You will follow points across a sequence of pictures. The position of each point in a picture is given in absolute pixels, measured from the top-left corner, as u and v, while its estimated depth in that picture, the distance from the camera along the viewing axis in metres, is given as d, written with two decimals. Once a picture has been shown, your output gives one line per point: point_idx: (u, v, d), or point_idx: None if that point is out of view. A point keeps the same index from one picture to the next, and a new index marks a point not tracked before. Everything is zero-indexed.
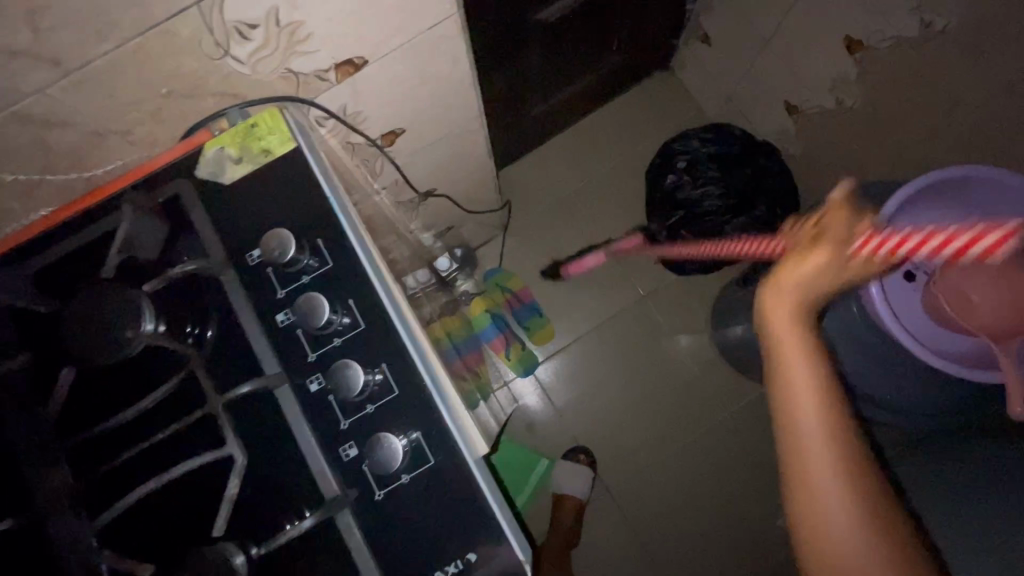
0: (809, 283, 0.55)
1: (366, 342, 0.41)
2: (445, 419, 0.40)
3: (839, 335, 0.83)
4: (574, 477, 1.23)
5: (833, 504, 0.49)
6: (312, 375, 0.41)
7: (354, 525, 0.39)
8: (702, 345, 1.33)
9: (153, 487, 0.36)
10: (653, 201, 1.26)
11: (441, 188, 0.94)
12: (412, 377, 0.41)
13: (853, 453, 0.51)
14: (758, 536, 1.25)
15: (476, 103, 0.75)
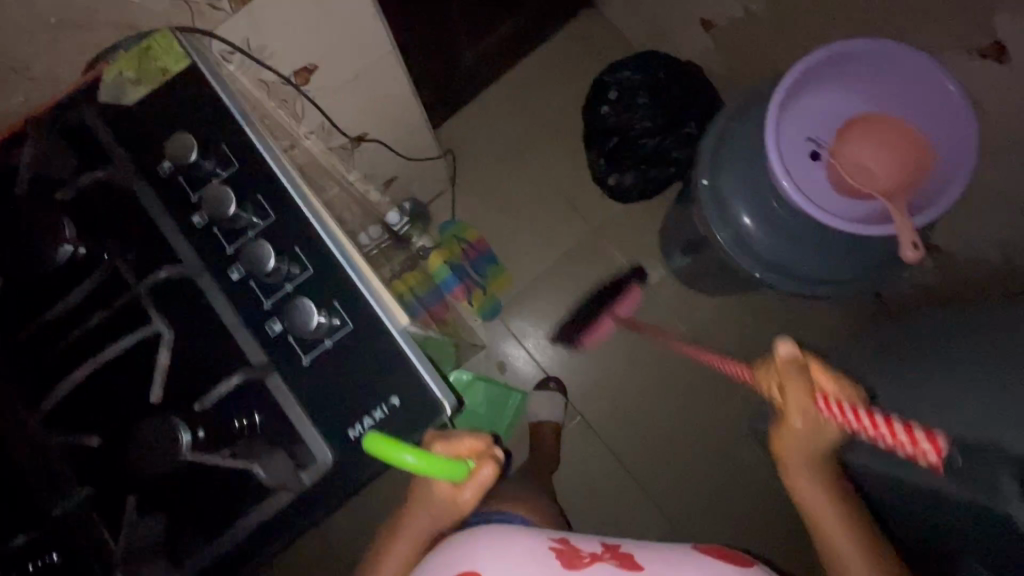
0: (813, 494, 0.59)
1: (278, 230, 0.45)
2: (359, 288, 0.44)
3: (763, 224, 0.89)
4: (546, 403, 1.30)
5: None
6: (232, 267, 0.44)
7: (286, 389, 0.43)
8: (654, 267, 1.39)
9: (89, 371, 0.40)
10: (591, 132, 1.31)
11: (373, 133, 0.96)
12: (323, 253, 0.45)
13: (889, 562, 0.54)
14: (722, 432, 1.34)
15: (387, 37, 0.77)
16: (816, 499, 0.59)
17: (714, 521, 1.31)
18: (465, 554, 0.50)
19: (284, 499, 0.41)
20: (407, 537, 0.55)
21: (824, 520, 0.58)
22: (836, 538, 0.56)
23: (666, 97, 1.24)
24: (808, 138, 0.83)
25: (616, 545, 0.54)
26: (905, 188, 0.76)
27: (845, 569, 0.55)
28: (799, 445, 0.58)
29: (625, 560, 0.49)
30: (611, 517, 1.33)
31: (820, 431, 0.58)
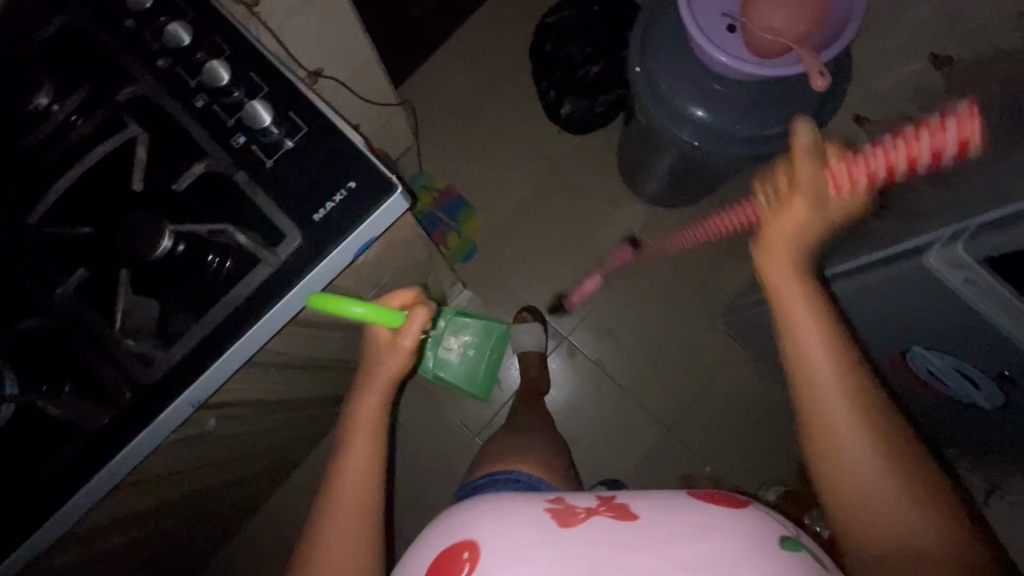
0: (786, 267, 0.54)
1: (234, 59, 0.52)
2: (311, 99, 0.51)
3: (701, 100, 0.96)
4: (523, 334, 1.34)
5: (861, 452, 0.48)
6: (196, 97, 0.51)
7: (259, 188, 0.49)
8: (616, 192, 1.47)
9: (68, 185, 0.52)
10: (540, 70, 1.39)
11: (328, 69, 1.03)
12: (276, 75, 0.51)
13: (876, 410, 0.49)
14: (701, 336, 1.39)
15: None
16: (806, 318, 0.52)
17: (708, 421, 1.35)
18: (459, 524, 0.45)
19: (265, 273, 0.49)
20: (376, 385, 0.69)
21: (806, 330, 0.52)
22: (820, 368, 0.50)
23: (603, 25, 1.32)
24: (724, 15, 0.92)
25: (612, 496, 0.49)
26: (808, 34, 0.83)
27: (817, 396, 0.50)
28: (792, 232, 0.54)
29: (620, 509, 0.44)
30: (608, 431, 1.37)
31: (824, 203, 0.53)
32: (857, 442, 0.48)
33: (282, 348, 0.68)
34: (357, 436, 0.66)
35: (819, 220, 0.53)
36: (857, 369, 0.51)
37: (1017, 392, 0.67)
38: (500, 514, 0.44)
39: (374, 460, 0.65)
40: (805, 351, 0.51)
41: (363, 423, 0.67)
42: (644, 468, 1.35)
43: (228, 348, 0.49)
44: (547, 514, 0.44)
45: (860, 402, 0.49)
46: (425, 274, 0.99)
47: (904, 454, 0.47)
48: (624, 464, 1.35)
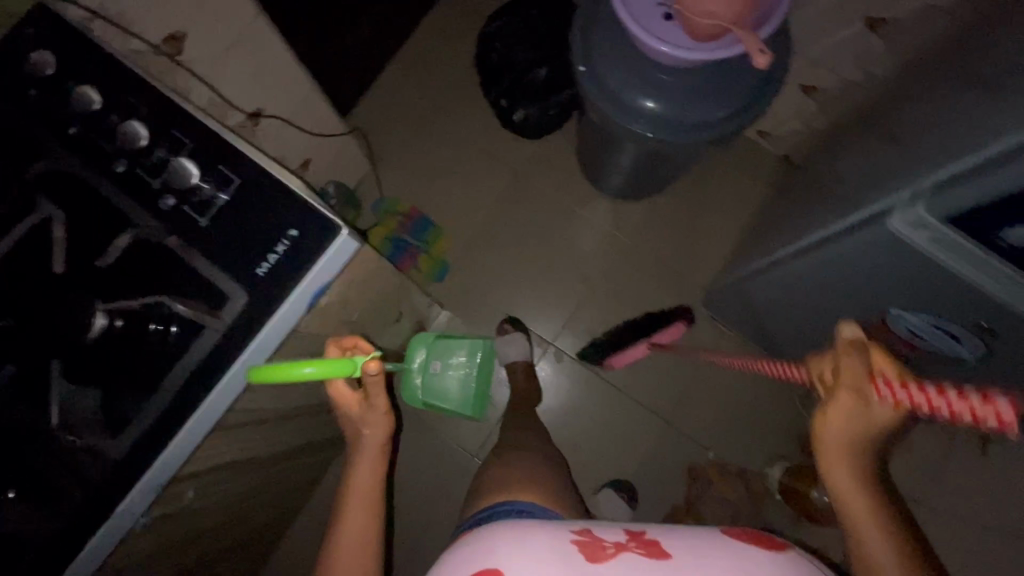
0: (843, 428, 0.49)
1: (153, 118, 0.50)
2: (240, 149, 0.49)
3: (649, 91, 0.95)
4: (509, 346, 1.31)
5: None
6: (118, 164, 0.50)
7: (196, 251, 0.49)
8: (580, 191, 1.46)
9: None
10: (488, 80, 1.38)
11: (268, 108, 1.00)
12: (202, 129, 0.50)
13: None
14: (686, 323, 1.39)
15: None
16: (859, 518, 0.49)
17: (706, 406, 1.35)
18: (483, 550, 0.50)
19: (212, 337, 0.48)
20: (367, 456, 0.67)
21: (842, 472, 0.50)
22: (866, 535, 0.48)
23: (544, 26, 1.31)
24: (658, 5, 0.90)
25: (640, 531, 0.54)
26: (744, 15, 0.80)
27: (874, 571, 0.47)
28: (844, 432, 0.49)
29: (650, 547, 0.49)
30: (608, 432, 1.35)
31: (870, 412, 0.48)
32: (889, 568, 0.47)
33: (252, 405, 0.65)
34: (352, 501, 0.65)
35: (866, 420, 0.49)
36: (897, 521, 0.49)
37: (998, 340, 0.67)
38: (529, 544, 0.49)
39: (372, 523, 0.64)
40: (847, 510, 0.50)
41: (361, 486, 0.65)
42: (650, 463, 1.33)
43: (192, 413, 0.48)
44: (578, 548, 0.49)
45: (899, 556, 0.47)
46: (396, 303, 0.96)
47: None
48: (629, 462, 1.33)
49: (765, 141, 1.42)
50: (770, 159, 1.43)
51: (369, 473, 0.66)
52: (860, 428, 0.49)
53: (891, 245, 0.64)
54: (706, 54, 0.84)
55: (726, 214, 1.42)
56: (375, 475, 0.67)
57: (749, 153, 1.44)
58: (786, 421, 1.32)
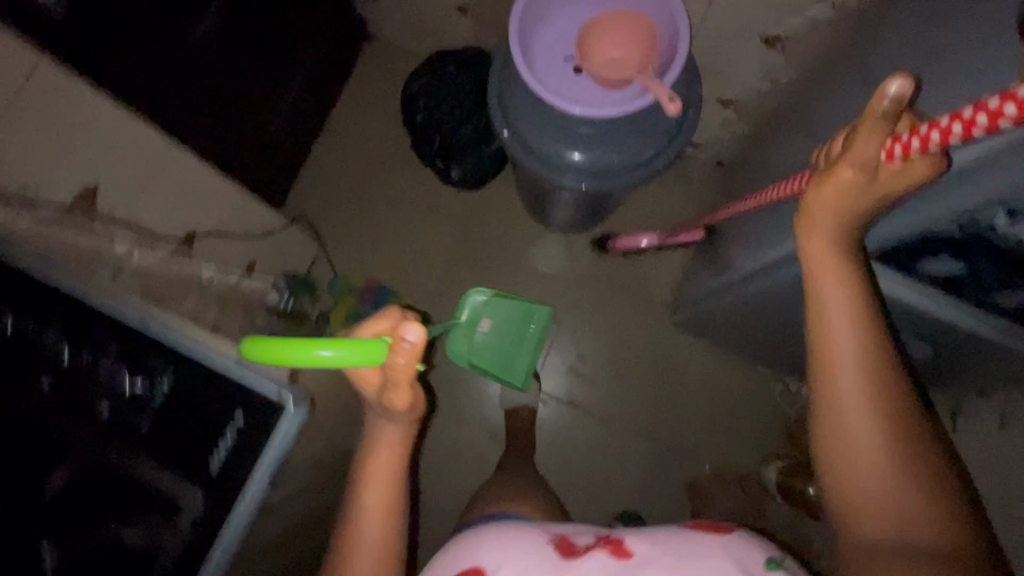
0: (841, 203, 0.51)
1: None
2: None
3: (577, 145, 0.96)
4: (521, 387, 1.35)
5: (853, 389, 0.49)
6: (99, 410, 0.75)
7: None
8: (529, 231, 1.47)
9: None
10: (417, 143, 1.39)
11: (200, 228, 0.96)
12: None
13: (903, 416, 0.48)
14: (658, 340, 1.41)
15: (151, 130, 0.83)
16: (842, 309, 0.51)
17: (691, 419, 1.36)
18: (473, 550, 0.61)
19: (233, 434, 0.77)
20: (384, 450, 0.73)
21: (820, 282, 0.52)
22: (836, 355, 0.50)
23: (463, 81, 1.33)
24: (565, 58, 0.94)
25: (610, 534, 0.63)
26: (645, 61, 0.86)
27: (831, 375, 0.50)
28: (840, 203, 0.51)
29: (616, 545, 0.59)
30: (603, 464, 1.36)
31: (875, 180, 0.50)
32: (862, 404, 0.49)
33: None
34: (370, 485, 0.71)
35: (862, 198, 0.51)
36: (886, 365, 0.50)
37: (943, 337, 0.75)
38: (503, 545, 0.61)
39: (388, 504, 0.71)
40: (830, 343, 0.51)
41: (376, 476, 0.72)
42: (648, 486, 1.34)
43: None
44: (552, 546, 0.61)
45: (887, 379, 0.49)
46: None
47: (898, 419, 0.48)
48: (629, 489, 1.34)
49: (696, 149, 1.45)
50: (705, 165, 1.47)
51: (388, 456, 0.73)
52: (854, 206, 0.51)
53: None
54: (625, 108, 0.84)
55: (674, 227, 1.45)
56: (392, 465, 0.73)
57: (683, 162, 1.47)
58: (770, 417, 1.35)
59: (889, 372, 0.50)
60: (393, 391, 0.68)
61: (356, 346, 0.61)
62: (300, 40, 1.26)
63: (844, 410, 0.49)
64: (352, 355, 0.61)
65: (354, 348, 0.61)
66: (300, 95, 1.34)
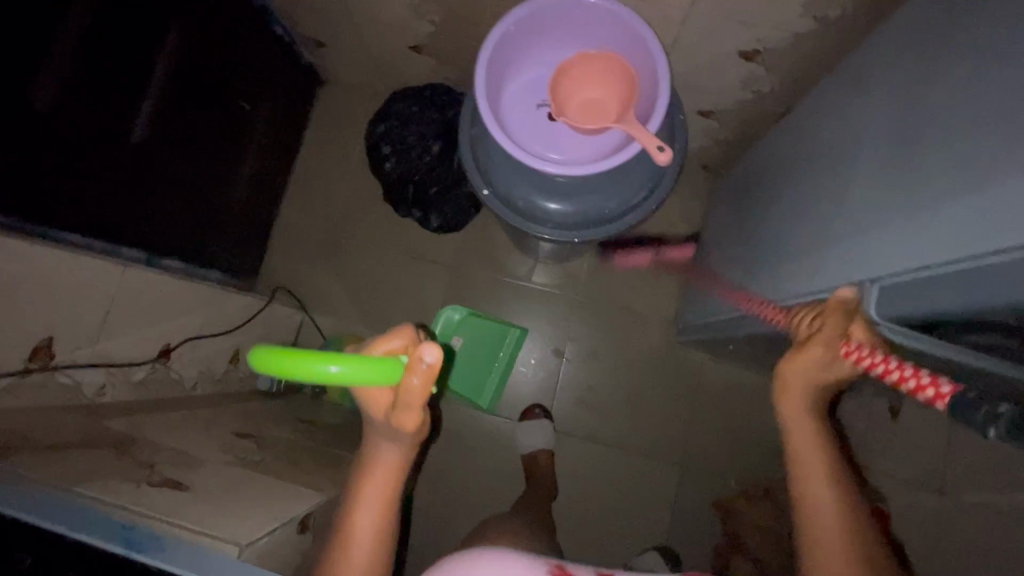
0: (811, 371, 0.66)
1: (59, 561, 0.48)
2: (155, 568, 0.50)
3: (559, 198, 0.90)
4: (535, 433, 1.29)
5: (810, 471, 0.64)
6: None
7: None
8: (520, 265, 1.42)
9: None
10: (390, 192, 1.32)
11: (174, 338, 0.92)
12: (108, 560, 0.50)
13: (859, 510, 0.61)
14: (666, 359, 1.37)
15: (98, 259, 0.76)
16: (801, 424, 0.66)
17: (711, 437, 1.34)
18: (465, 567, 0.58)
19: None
20: (384, 464, 0.62)
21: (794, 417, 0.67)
22: (813, 475, 0.63)
23: (428, 122, 1.25)
24: (539, 105, 0.88)
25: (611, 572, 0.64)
26: (625, 109, 0.81)
27: (801, 468, 0.64)
28: (809, 372, 0.65)
29: None
30: (628, 496, 1.33)
31: (833, 363, 0.65)
32: (820, 486, 0.62)
33: None
34: (363, 503, 0.60)
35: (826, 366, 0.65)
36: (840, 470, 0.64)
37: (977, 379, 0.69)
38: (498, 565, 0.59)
39: (381, 525, 0.60)
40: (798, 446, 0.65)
41: (369, 496, 0.61)
42: (677, 512, 1.32)
43: None
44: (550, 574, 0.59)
45: (836, 486, 0.62)
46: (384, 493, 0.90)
47: (854, 514, 0.61)
48: (659, 517, 1.32)
49: None
50: (690, 172, 1.42)
51: (388, 472, 0.62)
52: (816, 377, 0.66)
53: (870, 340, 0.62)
54: (606, 162, 0.79)
55: (669, 242, 1.41)
56: (389, 486, 0.62)
57: None
58: None
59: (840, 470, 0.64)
60: (402, 413, 0.58)
61: (371, 363, 0.53)
62: (251, 108, 1.17)
63: (815, 492, 0.62)
64: (366, 374, 0.52)
65: (370, 365, 0.53)
66: (258, 165, 1.27)
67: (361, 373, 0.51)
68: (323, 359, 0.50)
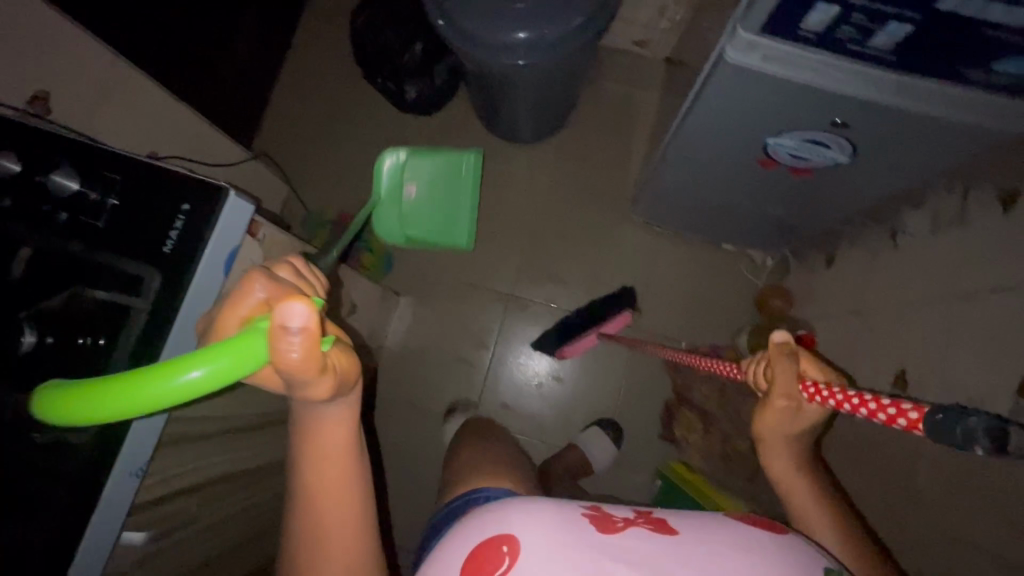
0: (784, 428, 0.58)
1: (32, 150, 0.50)
2: (123, 153, 0.51)
3: (515, 24, 1.02)
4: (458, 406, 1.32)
5: (826, 535, 0.57)
6: (173, 218, 0.49)
7: (107, 258, 0.49)
8: (492, 148, 1.49)
9: None
10: (370, 71, 1.42)
11: (162, 147, 1.00)
12: (82, 150, 0.51)
13: (862, 546, 0.56)
14: (626, 234, 1.43)
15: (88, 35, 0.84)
16: (789, 475, 0.61)
17: (670, 304, 1.40)
18: (490, 520, 0.48)
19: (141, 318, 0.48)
20: (326, 433, 0.50)
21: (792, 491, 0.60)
22: (803, 506, 0.59)
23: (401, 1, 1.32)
24: None
25: (648, 510, 0.52)
26: None
27: (807, 527, 0.59)
28: (783, 430, 0.58)
29: (660, 522, 0.48)
30: (588, 360, 1.39)
31: (800, 415, 0.57)
32: (824, 529, 0.58)
33: (202, 413, 0.65)
34: (317, 465, 0.50)
35: (792, 421, 0.57)
36: (843, 517, 0.58)
37: (867, 137, 0.75)
38: (539, 514, 0.47)
39: (351, 487, 0.51)
40: (795, 504, 0.60)
41: (321, 465, 0.50)
42: (633, 374, 1.38)
43: None
44: (588, 519, 0.47)
45: (849, 535, 0.57)
46: (332, 296, 0.99)
47: (870, 562, 0.55)
48: (616, 380, 1.38)
49: (642, 50, 1.50)
50: (654, 64, 1.51)
51: (332, 441, 0.50)
52: (794, 430, 0.58)
53: (745, 80, 0.72)
54: None
55: (633, 125, 1.48)
56: (342, 446, 0.51)
57: (633, 65, 1.51)
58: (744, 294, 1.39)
59: (832, 505, 0.59)
60: (308, 385, 0.44)
61: (218, 352, 0.35)
62: None
63: (819, 536, 0.57)
64: (228, 365, 0.35)
65: (223, 354, 0.35)
66: (253, 38, 1.36)
67: (215, 371, 0.34)
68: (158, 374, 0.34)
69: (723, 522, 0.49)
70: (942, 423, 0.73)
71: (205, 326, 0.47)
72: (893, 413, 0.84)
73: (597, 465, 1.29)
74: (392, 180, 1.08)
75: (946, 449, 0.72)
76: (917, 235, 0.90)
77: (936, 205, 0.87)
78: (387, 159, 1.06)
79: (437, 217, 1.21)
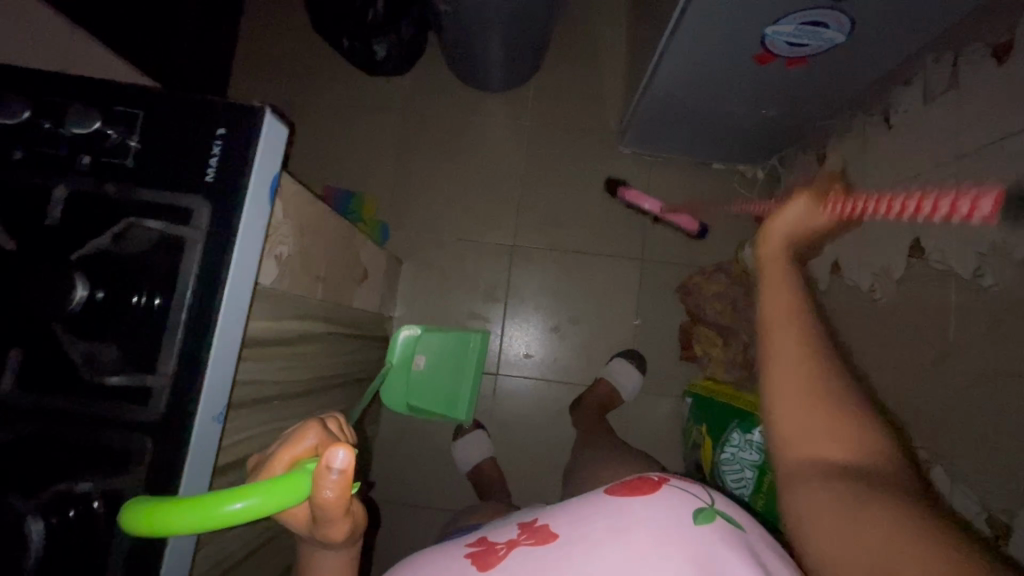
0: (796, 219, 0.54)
1: (41, 95, 0.46)
2: (136, 84, 0.47)
3: None
4: (474, 447, 1.29)
5: (790, 371, 0.46)
6: (211, 145, 0.46)
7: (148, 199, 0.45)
8: (468, 101, 1.46)
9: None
10: (331, 33, 1.32)
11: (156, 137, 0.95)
12: (90, 86, 0.46)
13: (843, 407, 0.43)
14: (616, 168, 1.43)
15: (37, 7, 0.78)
16: (772, 308, 0.49)
17: (669, 231, 1.41)
18: None
19: (197, 251, 0.45)
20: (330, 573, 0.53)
21: (769, 283, 0.51)
22: (782, 353, 0.46)
23: None
24: None
25: (533, 521, 0.57)
26: None
27: (774, 375, 0.46)
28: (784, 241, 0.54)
29: (540, 532, 0.52)
30: (597, 297, 1.40)
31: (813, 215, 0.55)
32: (795, 376, 0.45)
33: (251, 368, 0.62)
34: None
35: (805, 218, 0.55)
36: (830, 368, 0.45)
37: (859, 8, 0.76)
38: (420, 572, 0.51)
39: None
40: (773, 348, 0.47)
41: None
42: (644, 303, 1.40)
43: (215, 331, 0.46)
44: (469, 559, 0.51)
45: (836, 390, 0.44)
46: (346, 257, 0.96)
47: (851, 425, 0.43)
48: (628, 312, 1.40)
49: None
50: None
51: None
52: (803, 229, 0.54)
53: None
54: None
55: (606, 58, 1.47)
56: None
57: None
58: (738, 210, 1.41)
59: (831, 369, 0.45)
60: (325, 527, 0.48)
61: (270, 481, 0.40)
62: None
63: (785, 374, 0.46)
64: (268, 496, 0.40)
65: (272, 485, 0.40)
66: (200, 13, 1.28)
67: (260, 500, 0.39)
68: (209, 503, 0.38)
69: (598, 501, 0.53)
70: (968, 274, 0.76)
71: (261, 460, 0.52)
72: (913, 281, 0.88)
73: (625, 395, 1.31)
74: (404, 353, 1.29)
75: (973, 297, 0.75)
76: (910, 110, 0.93)
77: (925, 78, 0.90)
78: (404, 333, 1.30)
79: (438, 394, 1.30)
